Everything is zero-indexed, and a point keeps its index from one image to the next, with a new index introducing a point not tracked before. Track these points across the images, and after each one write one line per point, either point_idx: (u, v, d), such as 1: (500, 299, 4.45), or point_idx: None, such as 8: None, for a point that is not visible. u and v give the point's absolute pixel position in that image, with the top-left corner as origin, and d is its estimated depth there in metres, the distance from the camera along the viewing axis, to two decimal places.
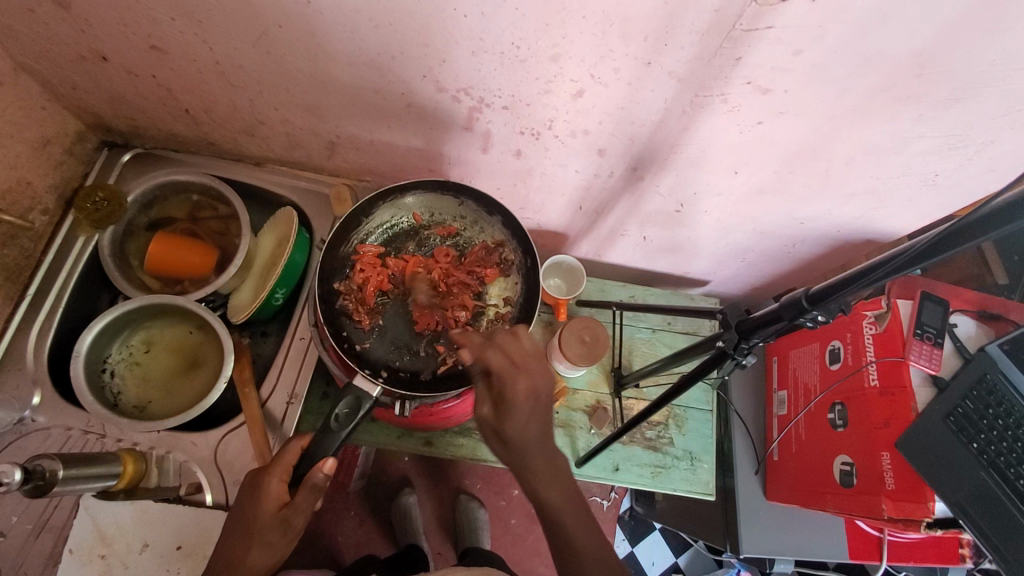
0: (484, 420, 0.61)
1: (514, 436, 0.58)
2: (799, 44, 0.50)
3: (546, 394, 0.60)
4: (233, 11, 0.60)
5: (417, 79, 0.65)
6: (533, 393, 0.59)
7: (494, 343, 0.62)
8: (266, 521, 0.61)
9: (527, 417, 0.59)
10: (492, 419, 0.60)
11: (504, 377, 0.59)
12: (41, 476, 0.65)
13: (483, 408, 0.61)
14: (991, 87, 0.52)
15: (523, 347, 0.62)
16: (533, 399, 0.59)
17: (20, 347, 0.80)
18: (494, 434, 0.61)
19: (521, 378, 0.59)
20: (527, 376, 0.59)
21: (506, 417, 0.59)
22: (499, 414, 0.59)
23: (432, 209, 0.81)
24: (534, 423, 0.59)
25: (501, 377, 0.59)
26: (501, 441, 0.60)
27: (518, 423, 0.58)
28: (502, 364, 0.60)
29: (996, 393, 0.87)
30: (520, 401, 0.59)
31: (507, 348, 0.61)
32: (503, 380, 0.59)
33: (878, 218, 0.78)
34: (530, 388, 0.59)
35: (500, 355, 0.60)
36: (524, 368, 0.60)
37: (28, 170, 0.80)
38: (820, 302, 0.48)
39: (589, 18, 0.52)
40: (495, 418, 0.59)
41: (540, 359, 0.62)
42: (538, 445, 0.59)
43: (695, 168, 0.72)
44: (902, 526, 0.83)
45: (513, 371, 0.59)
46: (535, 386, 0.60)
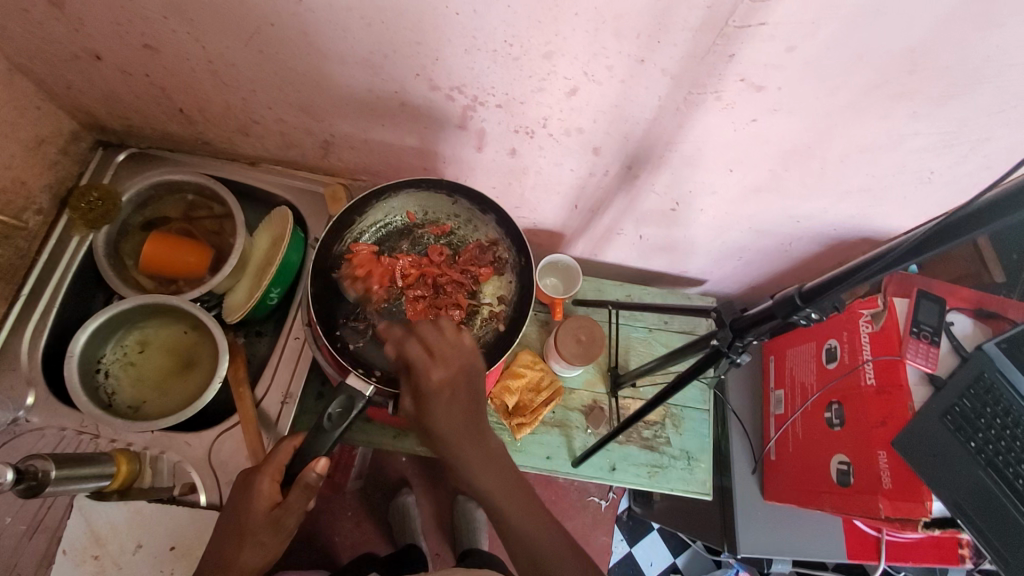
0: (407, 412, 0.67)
1: (437, 424, 0.64)
2: (793, 41, 0.49)
3: (463, 384, 0.66)
4: (225, 10, 0.60)
5: (411, 78, 0.65)
6: (449, 384, 0.65)
7: (415, 336, 0.68)
8: (258, 521, 0.61)
9: (445, 405, 0.64)
10: (414, 411, 0.65)
11: (421, 368, 0.65)
12: (33, 476, 0.65)
13: (406, 401, 0.66)
14: (986, 84, 0.52)
15: (445, 339, 0.67)
16: (452, 387, 0.65)
17: (14, 348, 0.80)
18: (417, 425, 0.66)
19: (436, 368, 0.65)
20: (443, 366, 0.65)
21: (424, 406, 0.64)
22: (419, 405, 0.65)
23: (426, 208, 0.80)
24: (453, 411, 0.65)
25: (417, 369, 0.65)
26: (426, 432, 0.65)
27: (436, 411, 0.64)
28: (420, 355, 0.66)
29: (994, 391, 0.86)
30: (436, 392, 0.65)
31: (426, 340, 0.67)
32: (419, 373, 0.65)
33: (874, 216, 0.77)
34: (446, 377, 0.65)
35: (419, 346, 0.66)
36: (441, 359, 0.66)
37: (23, 169, 0.80)
38: (813, 299, 0.47)
39: (582, 15, 0.51)
40: (415, 410, 0.65)
41: (461, 351, 0.67)
42: (461, 431, 0.65)
43: (690, 166, 0.71)
44: (899, 525, 0.83)
45: (430, 364, 0.65)
46: (450, 377, 0.65)
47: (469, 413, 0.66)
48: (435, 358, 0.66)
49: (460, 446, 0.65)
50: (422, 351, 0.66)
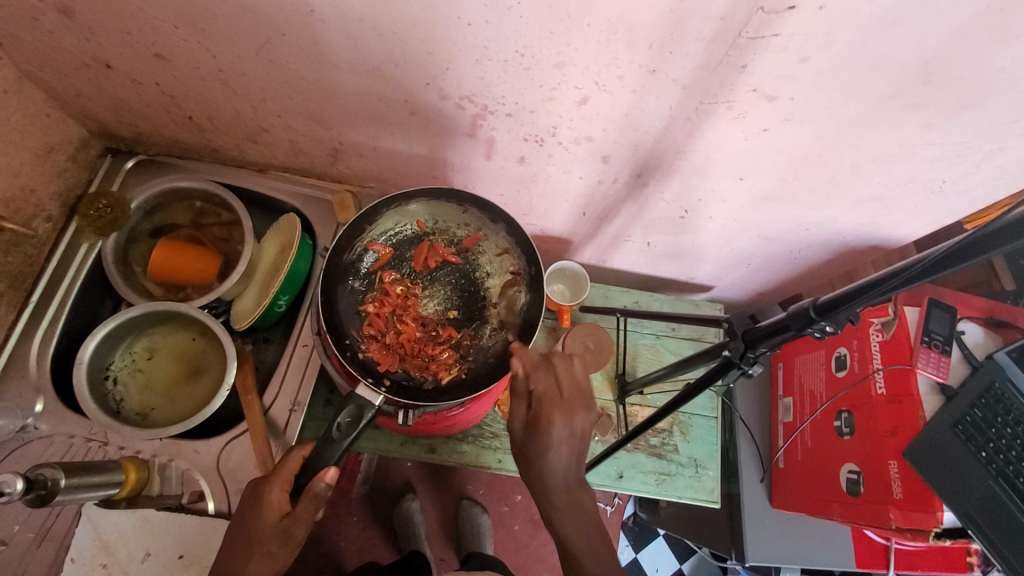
0: (513, 434, 0.66)
1: (539, 460, 0.62)
2: (806, 52, 0.49)
3: (580, 430, 0.62)
4: (237, 19, 0.60)
5: (421, 87, 0.65)
6: (568, 426, 0.62)
7: (547, 366, 0.65)
8: (267, 531, 0.61)
9: (559, 445, 0.61)
10: (521, 437, 0.64)
11: (544, 401, 0.63)
12: (42, 485, 0.64)
13: (515, 424, 0.66)
14: (999, 95, 0.52)
15: (574, 377, 0.64)
16: (570, 430, 0.62)
17: (22, 355, 0.80)
18: (523, 454, 0.64)
19: (559, 409, 0.62)
20: (564, 409, 0.62)
21: (535, 438, 0.62)
22: (528, 435, 0.63)
23: (436, 217, 0.79)
24: (564, 455, 0.62)
25: (542, 399, 0.63)
26: (530, 468, 0.63)
27: (546, 448, 0.61)
28: (548, 389, 0.63)
29: (1005, 400, 0.86)
30: (557, 431, 0.62)
31: (559, 375, 0.64)
32: (541, 402, 0.63)
33: (886, 224, 0.77)
34: (565, 419, 0.62)
35: (547, 379, 0.64)
36: (569, 399, 0.63)
37: (32, 177, 0.80)
38: (828, 312, 0.47)
39: (595, 26, 0.51)
40: (523, 437, 0.64)
41: (584, 395, 0.64)
42: (565, 475, 0.62)
43: (699, 175, 0.71)
44: (910, 535, 0.84)
45: (552, 402, 0.62)
46: (570, 419, 0.62)
47: (577, 459, 0.63)
48: (560, 395, 0.63)
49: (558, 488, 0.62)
50: (551, 384, 0.64)
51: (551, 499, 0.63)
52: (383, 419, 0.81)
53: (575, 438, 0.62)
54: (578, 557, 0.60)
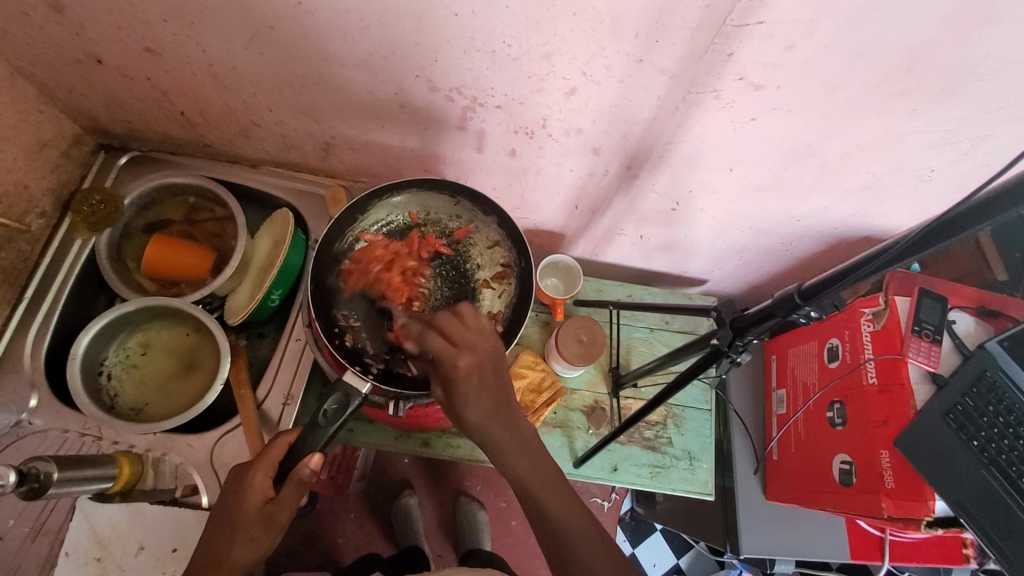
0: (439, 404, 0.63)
1: (469, 413, 0.60)
2: (792, 39, 0.50)
3: (494, 369, 0.62)
4: (226, 12, 0.60)
5: (411, 79, 0.65)
6: (478, 369, 0.60)
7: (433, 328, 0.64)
8: (250, 516, 0.61)
9: (476, 390, 0.60)
10: (445, 402, 0.62)
11: (447, 360, 0.61)
12: (35, 478, 0.64)
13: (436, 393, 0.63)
14: (985, 82, 0.52)
15: (467, 327, 0.63)
16: (480, 372, 0.61)
17: (16, 351, 0.80)
18: (450, 415, 0.62)
19: (463, 358, 0.60)
20: (470, 354, 0.61)
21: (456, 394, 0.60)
22: (450, 396, 0.61)
23: (427, 208, 0.80)
24: (484, 398, 0.60)
25: (442, 360, 0.61)
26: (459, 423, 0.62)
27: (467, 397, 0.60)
28: (443, 348, 0.62)
29: (997, 390, 0.86)
30: (465, 378, 0.60)
31: (444, 329, 0.63)
32: (446, 361, 0.61)
33: (876, 214, 0.77)
34: (473, 363, 0.60)
35: (437, 338, 0.63)
36: (466, 348, 0.61)
37: (25, 173, 0.80)
38: (812, 297, 0.47)
39: (580, 15, 0.51)
40: (446, 401, 0.61)
41: (484, 334, 0.63)
42: (493, 414, 0.61)
43: (689, 166, 0.71)
44: (902, 524, 0.83)
45: (454, 353, 0.61)
46: (480, 361, 0.61)
47: (502, 399, 0.61)
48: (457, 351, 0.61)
49: (496, 432, 0.61)
50: (446, 345, 0.62)
51: (498, 447, 0.61)
52: (373, 410, 0.81)
53: (489, 377, 0.61)
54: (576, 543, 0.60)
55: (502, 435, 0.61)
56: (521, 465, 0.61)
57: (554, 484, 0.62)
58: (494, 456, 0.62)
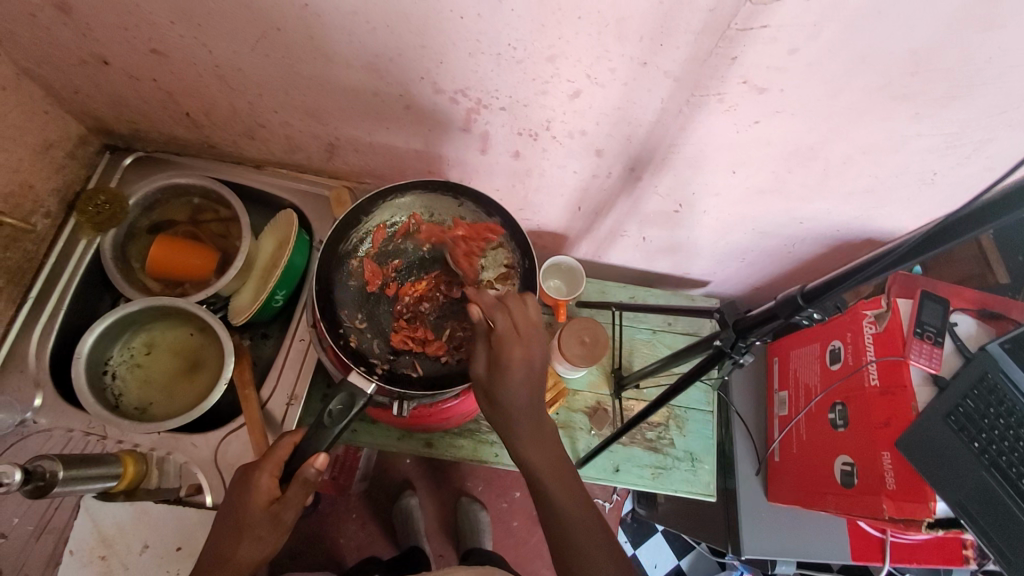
0: (475, 378, 0.63)
1: (504, 397, 0.60)
2: (795, 43, 0.50)
3: (540, 367, 0.62)
4: (232, 14, 0.61)
5: (416, 81, 0.65)
6: (528, 363, 0.60)
7: (501, 305, 0.63)
8: (257, 516, 0.61)
9: (518, 383, 0.60)
10: (484, 379, 0.62)
11: (504, 341, 0.60)
12: (41, 477, 0.65)
13: (476, 367, 0.63)
14: (987, 86, 0.52)
15: (529, 315, 0.63)
16: (528, 366, 0.60)
17: (21, 350, 0.81)
18: (484, 393, 0.62)
19: (519, 346, 0.60)
20: (524, 343, 0.60)
21: (500, 377, 0.60)
22: (492, 376, 0.61)
23: (431, 209, 0.79)
24: (524, 388, 0.61)
25: (500, 340, 0.60)
26: (490, 404, 0.62)
27: (511, 386, 0.60)
28: (505, 328, 0.61)
29: (998, 392, 0.86)
30: (515, 365, 0.60)
31: (512, 311, 0.62)
32: (500, 343, 0.60)
33: (878, 217, 0.77)
34: (524, 357, 0.60)
35: (502, 317, 0.62)
36: (524, 337, 0.61)
37: (31, 173, 0.80)
38: (815, 299, 0.48)
39: (585, 18, 0.52)
40: (487, 379, 0.61)
41: (541, 330, 0.63)
42: (525, 407, 0.61)
43: (693, 168, 0.72)
44: (903, 526, 0.83)
45: (512, 338, 0.60)
46: (531, 356, 0.60)
47: (537, 396, 0.62)
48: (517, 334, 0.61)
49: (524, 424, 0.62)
50: (509, 324, 0.61)
51: (517, 434, 0.63)
52: (376, 410, 0.81)
53: (535, 374, 0.61)
54: (580, 543, 0.60)
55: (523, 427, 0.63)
56: (535, 457, 0.63)
57: (563, 477, 0.63)
58: (511, 440, 0.64)
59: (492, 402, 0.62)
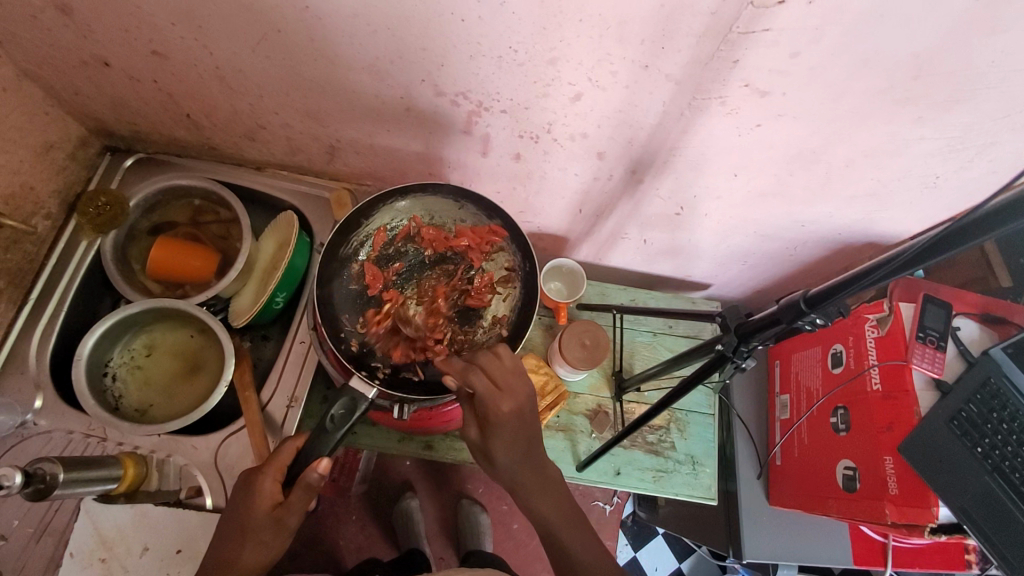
0: (470, 440, 0.65)
1: (502, 456, 0.63)
2: (798, 46, 0.50)
3: (529, 414, 0.63)
4: (233, 16, 0.60)
5: (417, 83, 0.65)
6: (518, 414, 0.62)
7: (476, 366, 0.63)
8: (260, 520, 0.61)
9: (512, 434, 0.62)
10: (480, 441, 0.64)
11: (488, 401, 0.61)
12: (41, 479, 0.65)
13: (469, 430, 0.64)
14: (991, 89, 0.52)
15: (507, 368, 0.63)
16: (519, 419, 0.62)
17: (22, 352, 0.81)
18: (482, 454, 0.64)
19: (505, 401, 0.61)
20: (511, 398, 0.61)
21: (493, 434, 0.62)
22: (487, 435, 0.62)
23: (432, 212, 0.79)
24: (517, 443, 0.63)
25: (484, 400, 0.61)
26: (490, 462, 0.64)
27: (506, 440, 0.62)
28: (485, 388, 0.61)
29: (1001, 396, 0.85)
30: (503, 423, 0.61)
31: (489, 369, 0.62)
32: (485, 404, 0.61)
33: (880, 220, 0.77)
34: (513, 408, 0.62)
35: (481, 377, 0.62)
36: (507, 391, 0.61)
37: (32, 175, 0.80)
38: (818, 305, 0.47)
39: (586, 21, 0.52)
40: (482, 441, 0.63)
41: (521, 375, 0.63)
42: (524, 458, 0.64)
43: (695, 171, 0.71)
44: (906, 530, 0.83)
45: (495, 396, 0.61)
46: (519, 406, 0.62)
47: (533, 441, 0.64)
48: (499, 393, 0.61)
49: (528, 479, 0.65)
50: (487, 383, 0.61)
51: (525, 487, 0.65)
52: (377, 413, 0.81)
53: (526, 421, 0.63)
54: None
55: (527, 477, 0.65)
56: (545, 506, 0.65)
57: (569, 521, 0.66)
58: (519, 495, 0.66)
59: (492, 460, 0.64)
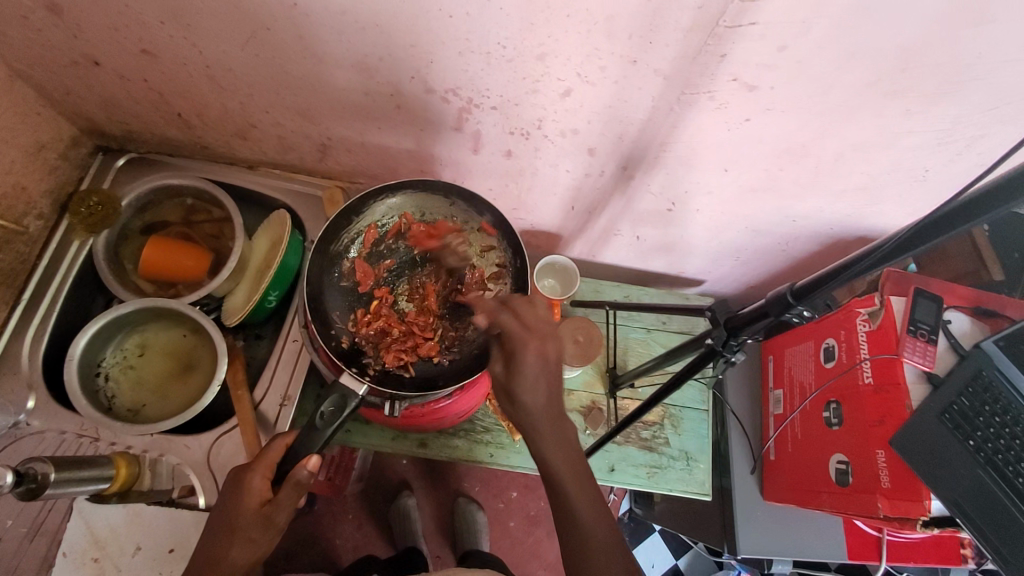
0: (496, 380, 0.59)
1: (523, 396, 0.55)
2: (784, 40, 0.50)
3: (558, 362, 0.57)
4: (222, 14, 0.60)
5: (407, 80, 0.65)
6: (544, 357, 0.56)
7: (507, 309, 0.60)
8: (249, 518, 0.61)
9: (537, 376, 0.56)
10: (503, 379, 0.57)
11: (516, 338, 0.57)
12: (32, 479, 0.64)
13: (495, 366, 0.59)
14: (977, 82, 0.52)
15: (539, 314, 0.60)
16: (547, 362, 0.56)
17: (14, 352, 0.81)
18: (504, 396, 0.58)
19: (533, 340, 0.56)
20: (541, 339, 0.57)
21: (516, 372, 0.56)
22: (510, 374, 0.56)
23: (423, 209, 0.79)
24: (542, 384, 0.56)
25: (512, 337, 0.57)
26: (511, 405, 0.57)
27: (528, 379, 0.55)
28: (515, 327, 0.58)
29: (993, 389, 0.86)
30: (530, 360, 0.56)
31: (520, 312, 0.59)
32: (513, 338, 0.57)
33: (871, 214, 0.77)
34: (542, 349, 0.56)
35: (511, 317, 0.59)
36: (538, 332, 0.57)
37: (23, 175, 0.80)
38: (805, 297, 0.48)
39: (573, 17, 0.52)
40: (504, 378, 0.57)
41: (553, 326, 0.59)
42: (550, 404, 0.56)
43: (685, 166, 0.71)
44: (898, 523, 0.84)
45: (522, 333, 0.57)
46: (546, 350, 0.57)
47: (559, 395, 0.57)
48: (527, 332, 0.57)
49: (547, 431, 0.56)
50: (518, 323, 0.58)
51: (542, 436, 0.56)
52: (368, 411, 0.80)
53: (553, 369, 0.57)
54: None
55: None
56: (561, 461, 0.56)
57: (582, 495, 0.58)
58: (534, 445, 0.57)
59: (513, 404, 0.56)
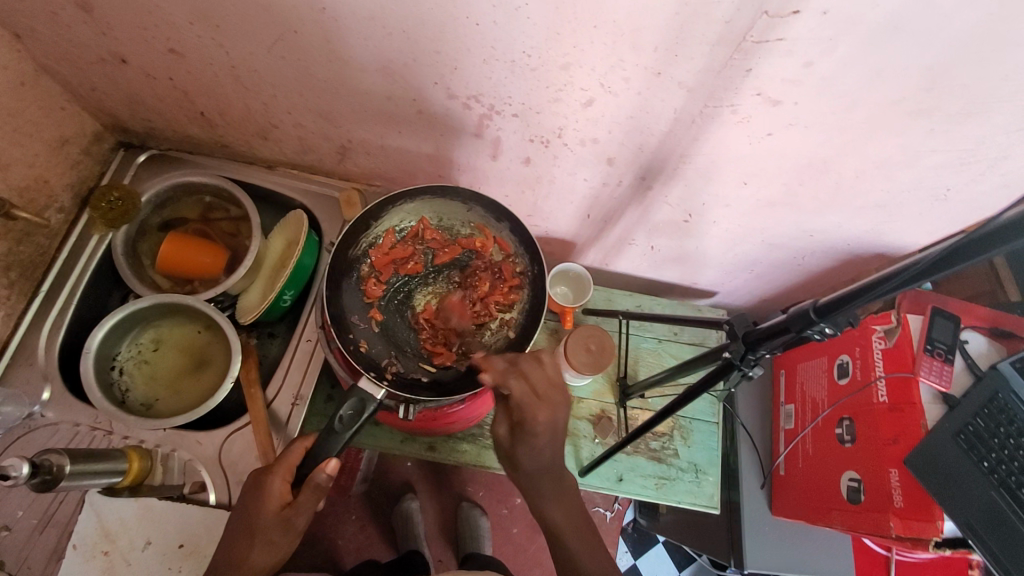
0: (498, 440, 0.67)
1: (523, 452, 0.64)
2: (811, 56, 0.50)
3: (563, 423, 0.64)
4: (252, 17, 0.61)
5: (429, 86, 0.66)
6: (552, 425, 0.63)
7: (515, 369, 0.63)
8: (269, 520, 0.61)
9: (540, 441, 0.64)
10: (508, 439, 0.66)
11: (528, 408, 0.62)
12: (48, 471, 0.65)
13: (499, 429, 0.67)
14: (1004, 104, 0.52)
15: (546, 375, 0.63)
16: (551, 428, 0.63)
17: (31, 343, 0.81)
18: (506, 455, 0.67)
19: (542, 410, 0.62)
20: (548, 409, 0.63)
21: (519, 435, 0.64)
22: (514, 438, 0.65)
23: (442, 215, 0.80)
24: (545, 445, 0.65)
25: (524, 405, 0.62)
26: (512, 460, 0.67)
27: (530, 446, 0.64)
28: (527, 396, 0.62)
29: (1010, 411, 0.84)
30: (537, 428, 0.63)
31: (533, 378, 0.62)
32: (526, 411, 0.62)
33: (889, 231, 0.77)
34: (549, 418, 0.63)
35: (523, 383, 0.62)
36: (547, 403, 0.62)
37: (46, 168, 0.81)
38: (828, 314, 0.47)
39: (601, 28, 0.52)
40: (510, 442, 0.66)
41: (561, 389, 0.64)
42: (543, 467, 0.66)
43: (704, 179, 0.71)
44: (909, 543, 0.84)
45: (535, 405, 0.62)
46: (553, 417, 0.63)
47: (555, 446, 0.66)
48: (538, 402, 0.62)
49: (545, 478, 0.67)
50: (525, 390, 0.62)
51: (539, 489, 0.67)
52: (384, 414, 0.81)
53: (557, 431, 0.64)
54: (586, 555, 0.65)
55: (544, 481, 0.67)
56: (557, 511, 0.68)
57: (573, 518, 0.68)
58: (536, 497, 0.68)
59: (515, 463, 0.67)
